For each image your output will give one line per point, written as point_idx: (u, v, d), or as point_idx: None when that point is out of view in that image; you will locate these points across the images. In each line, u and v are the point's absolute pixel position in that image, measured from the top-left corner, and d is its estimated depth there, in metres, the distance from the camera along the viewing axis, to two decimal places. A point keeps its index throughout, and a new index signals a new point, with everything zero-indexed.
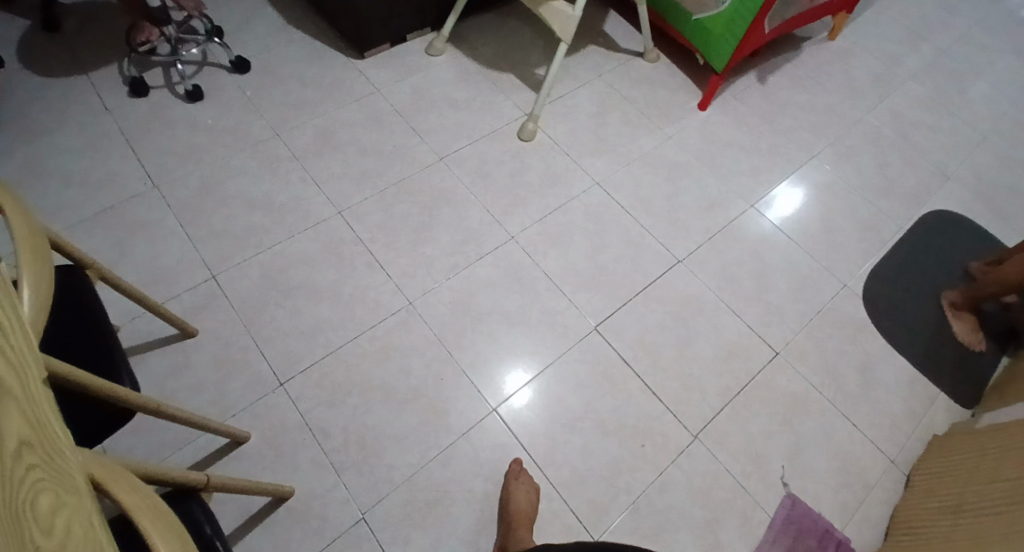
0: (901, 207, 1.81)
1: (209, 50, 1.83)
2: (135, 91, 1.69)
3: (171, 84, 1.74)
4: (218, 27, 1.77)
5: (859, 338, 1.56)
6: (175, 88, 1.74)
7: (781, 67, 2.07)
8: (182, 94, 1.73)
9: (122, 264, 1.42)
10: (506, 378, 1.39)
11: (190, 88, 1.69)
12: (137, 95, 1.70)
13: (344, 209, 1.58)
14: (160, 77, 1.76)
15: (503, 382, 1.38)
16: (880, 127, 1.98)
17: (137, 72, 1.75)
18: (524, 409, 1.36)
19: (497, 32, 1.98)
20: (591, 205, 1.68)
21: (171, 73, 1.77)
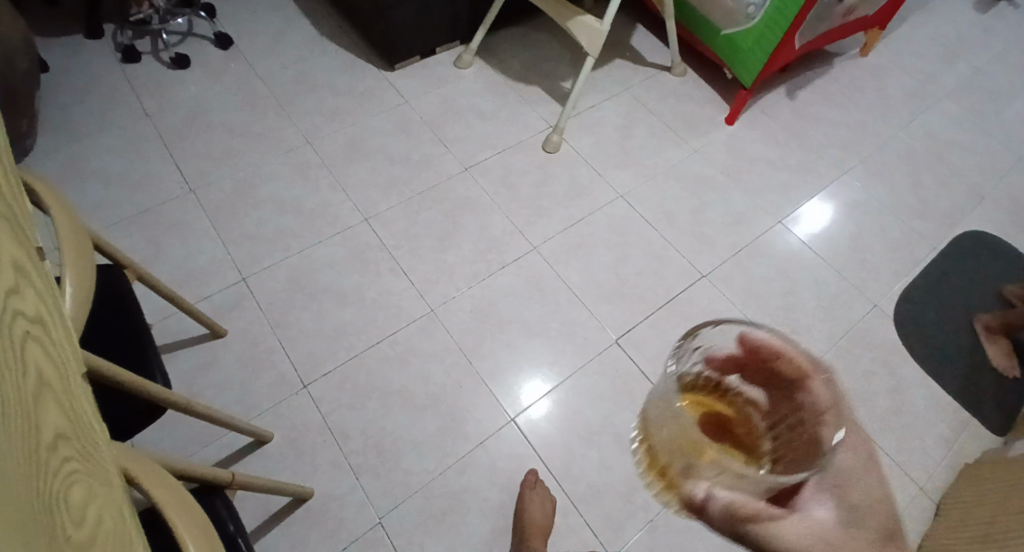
0: (934, 227, 1.78)
1: (196, 23, 1.95)
2: (125, 57, 1.81)
3: (157, 51, 1.86)
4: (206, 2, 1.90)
5: (887, 360, 1.53)
6: (161, 55, 1.86)
7: (811, 82, 2.05)
8: (167, 61, 1.85)
9: (157, 264, 1.47)
10: (524, 389, 1.39)
11: (176, 55, 1.81)
12: (127, 61, 1.82)
13: (370, 216, 1.60)
14: (148, 45, 1.88)
15: (521, 392, 1.39)
16: (912, 146, 1.95)
17: (128, 39, 1.88)
18: (542, 419, 1.36)
19: (524, 44, 1.99)
20: (615, 217, 1.68)
21: (158, 41, 1.90)
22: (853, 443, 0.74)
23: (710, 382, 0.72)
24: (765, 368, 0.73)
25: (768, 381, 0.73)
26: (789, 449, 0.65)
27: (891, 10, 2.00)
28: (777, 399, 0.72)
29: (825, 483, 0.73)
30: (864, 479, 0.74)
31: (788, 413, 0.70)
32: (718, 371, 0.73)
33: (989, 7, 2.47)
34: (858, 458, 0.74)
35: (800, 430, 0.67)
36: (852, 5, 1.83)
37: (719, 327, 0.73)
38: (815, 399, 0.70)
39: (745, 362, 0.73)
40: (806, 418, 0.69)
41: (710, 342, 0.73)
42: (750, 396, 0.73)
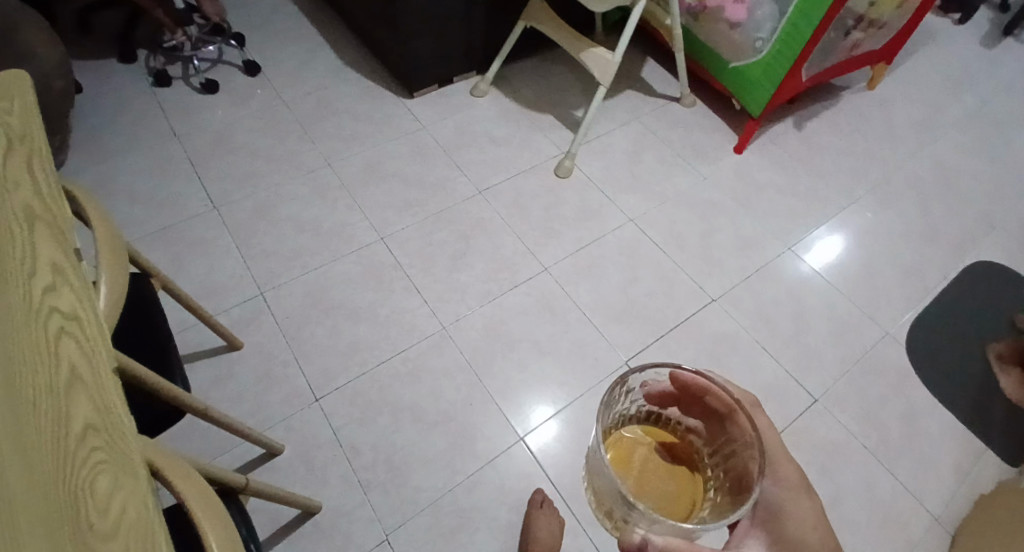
0: (944, 255, 1.79)
1: (226, 51, 2.04)
2: (157, 81, 1.90)
3: (187, 77, 1.94)
4: (237, 33, 1.99)
5: (899, 386, 1.53)
6: (191, 80, 1.94)
7: (818, 114, 2.10)
8: (196, 87, 1.93)
9: (179, 278, 1.51)
10: (533, 410, 1.40)
11: (205, 81, 1.89)
12: (159, 85, 1.90)
13: (386, 235, 1.64)
14: (178, 71, 1.96)
15: (530, 413, 1.39)
16: (920, 175, 1.97)
17: (161, 65, 1.96)
18: (552, 440, 1.36)
19: (538, 74, 2.05)
20: (625, 240, 1.71)
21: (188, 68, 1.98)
22: (787, 482, 0.84)
23: (651, 416, 0.93)
24: (701, 404, 0.87)
25: (703, 416, 0.89)
26: (726, 477, 0.83)
27: (896, 44, 2.05)
28: (714, 430, 0.87)
29: (758, 518, 0.83)
30: (803, 513, 0.82)
31: (720, 444, 0.86)
32: (658, 405, 0.92)
33: (994, 42, 2.52)
34: (796, 498, 0.83)
35: (734, 466, 0.82)
36: (857, 40, 1.89)
37: (654, 371, 0.87)
38: (742, 430, 0.80)
39: (676, 395, 0.89)
40: (737, 451, 0.82)
41: (646, 382, 0.88)
42: (691, 425, 0.91)
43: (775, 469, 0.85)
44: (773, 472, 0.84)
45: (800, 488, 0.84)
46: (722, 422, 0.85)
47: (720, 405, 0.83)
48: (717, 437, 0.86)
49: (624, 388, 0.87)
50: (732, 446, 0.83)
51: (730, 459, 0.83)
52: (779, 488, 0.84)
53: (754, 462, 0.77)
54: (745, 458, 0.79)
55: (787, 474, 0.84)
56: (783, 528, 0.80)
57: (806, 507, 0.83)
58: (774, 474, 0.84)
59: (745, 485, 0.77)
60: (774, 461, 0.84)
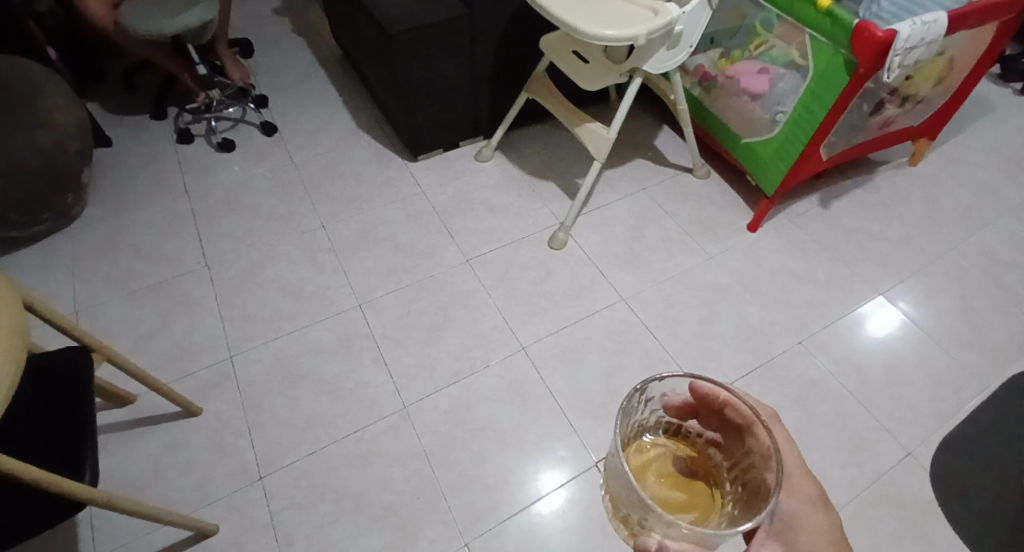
0: (985, 362, 1.56)
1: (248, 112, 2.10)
2: (180, 138, 1.97)
3: (208, 135, 2.01)
4: (259, 96, 2.06)
5: (919, 522, 1.31)
6: (211, 139, 2.00)
7: (849, 192, 1.93)
8: (215, 145, 1.98)
9: (157, 339, 1.52)
10: (543, 476, 1.34)
11: (223, 140, 1.95)
12: (182, 142, 1.97)
13: (365, 301, 1.60)
14: (201, 129, 2.03)
15: (522, 487, 1.33)
16: (965, 267, 1.75)
17: (186, 124, 2.04)
18: (552, 514, 1.29)
19: (547, 141, 1.99)
20: (613, 321, 1.58)
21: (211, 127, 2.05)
22: (803, 494, 0.70)
23: (669, 427, 0.77)
24: (719, 415, 0.73)
25: (722, 427, 0.74)
26: (743, 493, 0.68)
27: (940, 121, 1.86)
28: (732, 444, 0.73)
29: (770, 532, 0.68)
30: (817, 526, 0.68)
31: (738, 456, 0.71)
32: (676, 417, 0.76)
33: None
34: (813, 512, 0.69)
35: (751, 479, 0.67)
36: (891, 116, 1.71)
37: (673, 379, 0.73)
38: (760, 444, 0.67)
39: (695, 407, 0.74)
40: (754, 466, 0.68)
41: (664, 392, 0.74)
42: (711, 437, 0.76)
43: (789, 481, 0.70)
44: (788, 483, 0.70)
45: (816, 501, 0.70)
46: (739, 436, 0.71)
47: (739, 418, 0.70)
48: (735, 452, 0.72)
49: (641, 395, 0.72)
50: (750, 461, 0.69)
51: (749, 474, 0.68)
52: (795, 500, 0.69)
53: (772, 475, 0.64)
54: (762, 473, 0.66)
55: (803, 488, 0.70)
56: (798, 546, 0.66)
57: (822, 523, 0.69)
58: (788, 485, 0.70)
59: (761, 495, 0.64)
60: (788, 470, 0.70)
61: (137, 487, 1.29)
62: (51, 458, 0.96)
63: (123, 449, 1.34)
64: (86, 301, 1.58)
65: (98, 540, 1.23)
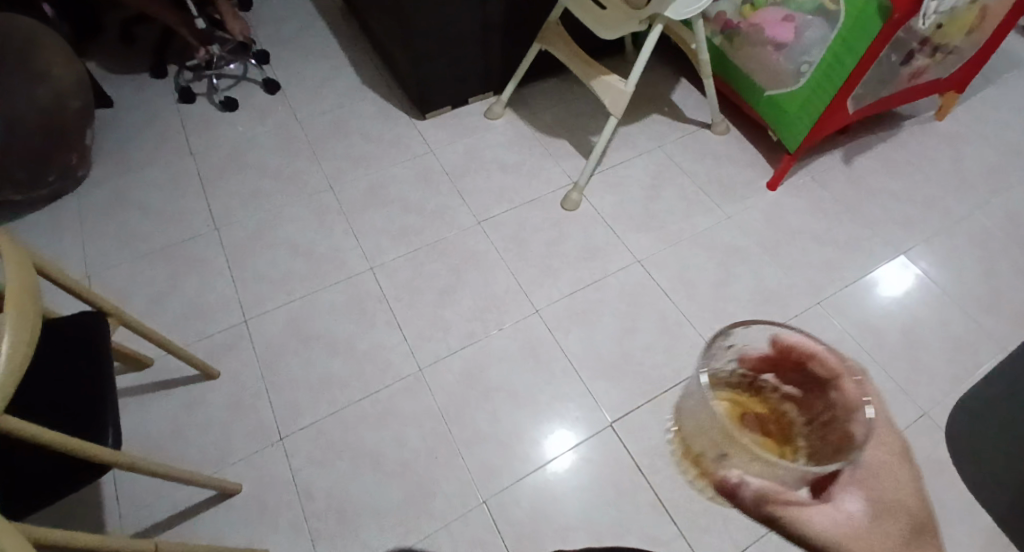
0: (1006, 323, 1.53)
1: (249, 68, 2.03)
2: (182, 96, 1.91)
3: (209, 92, 1.95)
4: (260, 51, 1.99)
5: (930, 479, 1.32)
6: (213, 96, 1.95)
7: (872, 147, 1.86)
8: (217, 102, 1.93)
9: (169, 302, 1.51)
10: (550, 438, 1.35)
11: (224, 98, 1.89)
12: (184, 100, 1.92)
13: (376, 264, 1.58)
14: (203, 86, 1.98)
15: (545, 442, 1.34)
16: (990, 225, 1.71)
17: (187, 81, 1.98)
18: (562, 475, 1.30)
19: (560, 95, 1.92)
20: (628, 283, 1.55)
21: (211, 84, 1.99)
22: (884, 452, 0.95)
23: (743, 378, 1.08)
24: (804, 368, 1.01)
25: (803, 382, 1.02)
26: (821, 442, 1.00)
27: (972, 71, 1.78)
28: (811, 399, 1.03)
29: (854, 479, 0.91)
30: (901, 481, 0.93)
31: (816, 412, 1.02)
32: (754, 370, 1.06)
33: None
34: (894, 461, 0.95)
35: (833, 430, 0.98)
36: (921, 67, 1.63)
37: (756, 333, 1.03)
38: (844, 396, 0.97)
39: (774, 360, 1.04)
40: (835, 416, 0.98)
41: (745, 345, 1.04)
42: (787, 391, 1.05)
43: (880, 438, 0.95)
44: (875, 442, 0.95)
45: (897, 457, 0.95)
46: (823, 389, 1.00)
47: (824, 372, 0.99)
48: (815, 404, 1.02)
49: (726, 344, 1.04)
50: (830, 411, 0.99)
51: (831, 423, 0.98)
52: (885, 454, 0.94)
53: (857, 428, 0.94)
54: (857, 434, 0.93)
55: (890, 443, 0.95)
56: (875, 489, 0.91)
57: (904, 478, 0.93)
58: (875, 442, 0.95)
59: (846, 446, 0.94)
60: (843, 422, 0.97)
61: (158, 447, 1.31)
62: (72, 423, 0.96)
63: (141, 412, 1.35)
64: (98, 264, 1.57)
65: (123, 498, 1.25)
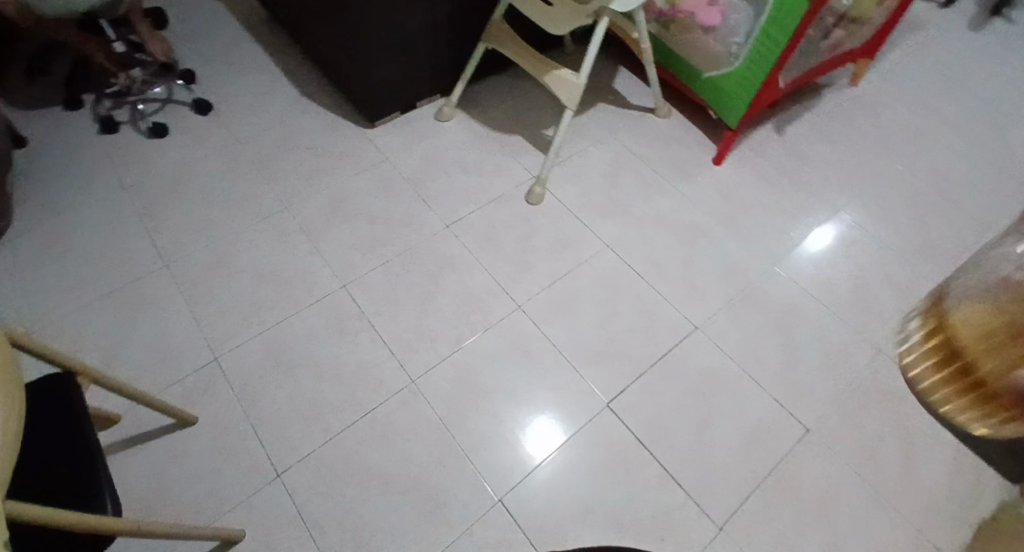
0: (937, 263, 1.70)
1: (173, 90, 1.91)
2: (103, 127, 1.78)
3: (134, 120, 1.82)
4: (184, 71, 1.87)
5: (896, 413, 1.44)
6: (139, 124, 1.82)
7: (800, 117, 2.00)
8: (144, 130, 1.80)
9: (131, 349, 1.41)
10: (525, 441, 1.34)
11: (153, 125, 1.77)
12: (106, 131, 1.78)
13: (349, 282, 1.54)
14: (125, 115, 1.84)
15: (529, 435, 1.35)
16: (910, 178, 1.88)
17: (106, 110, 1.84)
18: (552, 469, 1.32)
19: (507, 92, 1.93)
20: (603, 269, 1.59)
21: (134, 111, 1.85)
22: None
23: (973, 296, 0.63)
24: None
25: None
26: None
27: (879, 40, 1.95)
28: None
29: None
30: None
31: None
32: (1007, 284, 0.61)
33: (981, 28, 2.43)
34: None
35: None
36: (838, 39, 1.77)
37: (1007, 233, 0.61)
38: None
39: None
40: None
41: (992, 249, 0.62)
42: None
43: None
44: None
45: None
46: None
47: None
48: None
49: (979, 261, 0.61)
50: None
51: None
52: None
53: None
54: None
55: None
56: None
57: None
58: None
59: None
60: None
61: (146, 504, 1.22)
62: (61, 497, 0.88)
63: (120, 470, 1.26)
64: (38, 318, 1.44)
65: None
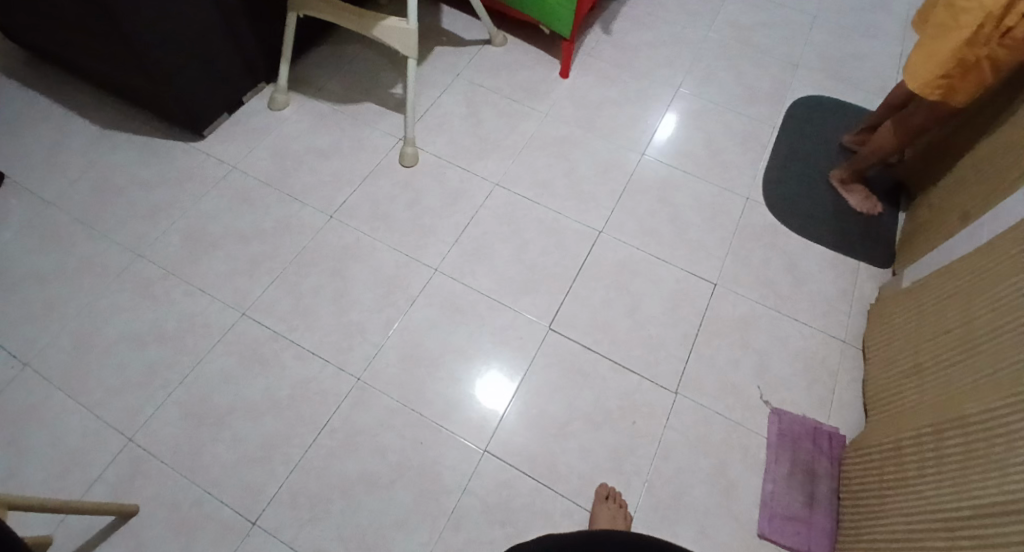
0: (770, 109, 1.90)
1: None
2: None
3: None
4: None
5: (782, 244, 1.62)
6: None
7: (619, 13, 2.09)
8: None
9: (23, 470, 1.20)
10: (479, 397, 1.34)
11: None
12: None
13: (247, 306, 1.41)
14: None
15: (481, 384, 1.35)
16: (726, 42, 2.06)
17: None
18: (517, 405, 1.33)
19: (337, 63, 1.82)
20: (498, 207, 1.59)
21: None
22: None
23: None
24: None
25: None
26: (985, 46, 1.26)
27: None
28: None
29: None
30: None
31: None
32: None
33: None
34: None
35: None
36: None
37: None
38: None
39: None
40: None
41: None
42: None
43: None
44: None
45: None
46: None
47: None
48: None
49: None
50: None
51: None
52: None
53: None
54: None
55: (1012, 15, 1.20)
56: None
57: None
58: None
59: None
60: None
61: None
62: None
63: None
64: None
65: None
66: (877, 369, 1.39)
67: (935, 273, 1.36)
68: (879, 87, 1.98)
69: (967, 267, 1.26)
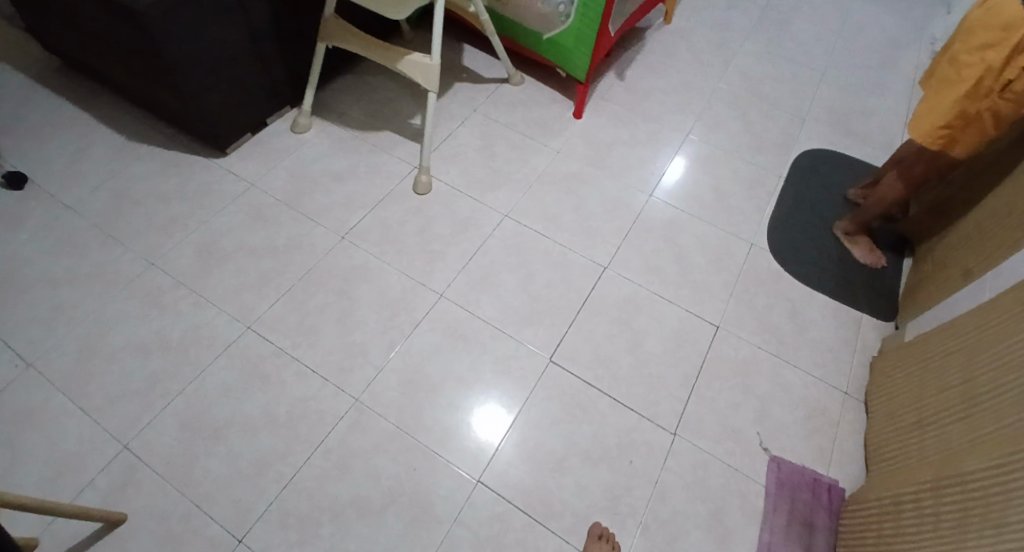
0: (778, 158, 1.94)
1: None
2: None
3: None
4: None
5: (786, 291, 1.63)
6: None
7: (634, 59, 2.16)
8: None
9: (16, 472, 1.19)
10: (476, 427, 1.33)
11: None
12: None
13: (253, 321, 1.42)
14: None
15: (479, 412, 1.35)
16: (736, 93, 2.11)
17: None
18: (515, 437, 1.33)
19: (359, 92, 1.88)
20: (506, 238, 1.62)
21: None
22: None
23: None
24: None
25: None
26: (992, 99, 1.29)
27: None
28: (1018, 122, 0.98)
29: None
30: None
31: None
32: None
33: None
34: None
35: None
36: None
37: None
38: None
39: None
40: None
41: None
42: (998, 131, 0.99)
43: None
44: None
45: None
46: None
47: None
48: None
49: None
50: None
51: None
52: None
53: None
54: None
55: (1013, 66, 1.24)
56: None
57: None
58: None
59: None
60: None
61: None
62: None
63: None
64: None
65: None
66: (880, 422, 1.37)
67: (938, 328, 1.37)
68: (885, 143, 2.02)
69: (968, 324, 1.27)
